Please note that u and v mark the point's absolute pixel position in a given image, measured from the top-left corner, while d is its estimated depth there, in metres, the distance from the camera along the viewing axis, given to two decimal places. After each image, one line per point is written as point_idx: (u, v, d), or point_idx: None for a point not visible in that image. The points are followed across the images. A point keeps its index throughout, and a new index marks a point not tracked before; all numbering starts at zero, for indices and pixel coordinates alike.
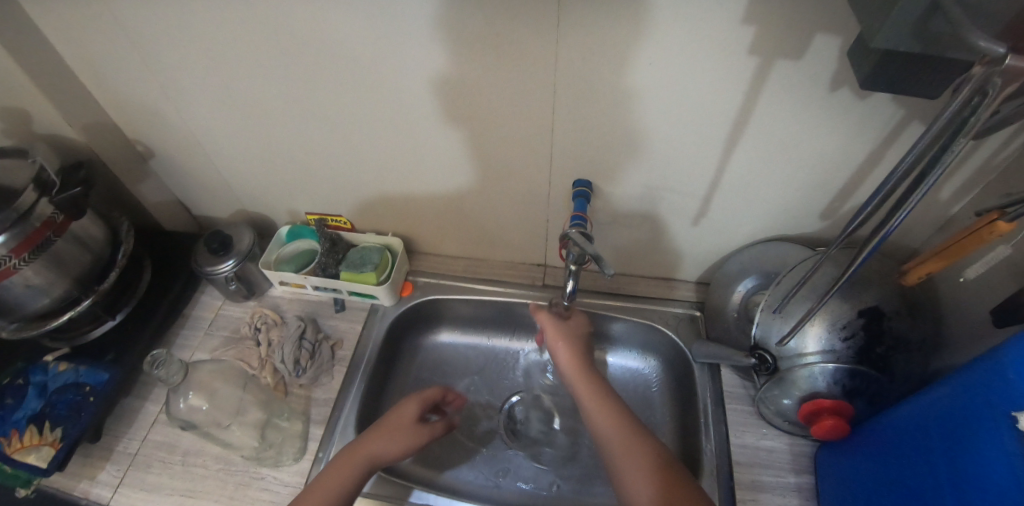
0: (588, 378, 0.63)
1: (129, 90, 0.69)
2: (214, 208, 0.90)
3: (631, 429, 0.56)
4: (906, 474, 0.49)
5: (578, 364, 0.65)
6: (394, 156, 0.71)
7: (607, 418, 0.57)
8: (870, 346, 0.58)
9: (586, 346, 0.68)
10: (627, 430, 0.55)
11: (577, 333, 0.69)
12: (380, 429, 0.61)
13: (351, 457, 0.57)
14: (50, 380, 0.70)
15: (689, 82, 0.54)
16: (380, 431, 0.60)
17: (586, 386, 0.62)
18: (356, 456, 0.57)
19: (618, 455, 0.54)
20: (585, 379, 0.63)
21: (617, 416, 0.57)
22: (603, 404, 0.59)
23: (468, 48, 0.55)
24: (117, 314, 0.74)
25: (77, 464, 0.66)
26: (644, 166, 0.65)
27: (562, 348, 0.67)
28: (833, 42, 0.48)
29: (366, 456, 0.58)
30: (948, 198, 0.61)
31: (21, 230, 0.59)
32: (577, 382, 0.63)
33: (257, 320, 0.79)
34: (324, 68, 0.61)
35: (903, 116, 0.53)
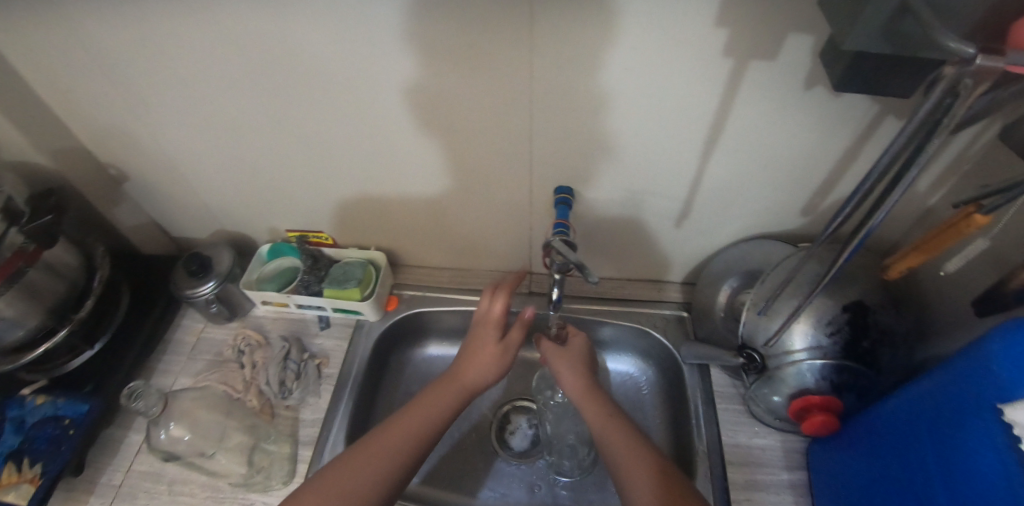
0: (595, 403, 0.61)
1: (98, 114, 0.68)
2: (191, 229, 0.88)
3: (639, 454, 0.54)
4: (897, 467, 0.50)
5: (585, 384, 0.63)
6: (373, 170, 0.70)
7: (620, 442, 0.55)
8: (856, 340, 0.58)
9: (588, 365, 0.67)
10: (637, 455, 0.53)
11: (577, 354, 0.67)
12: (472, 358, 0.65)
13: (450, 386, 0.63)
14: (27, 414, 0.68)
15: (666, 86, 0.54)
16: (473, 358, 0.65)
17: (594, 409, 0.60)
18: (455, 385, 0.63)
19: (631, 484, 0.51)
20: (592, 402, 0.61)
21: (623, 444, 0.55)
22: (611, 430, 0.57)
23: (442, 60, 0.54)
24: (95, 344, 0.71)
25: (60, 499, 0.64)
26: (624, 171, 0.65)
27: (566, 372, 0.65)
28: (805, 42, 0.48)
29: (462, 386, 0.63)
30: (925, 190, 0.62)
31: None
32: (584, 404, 0.61)
33: (241, 342, 0.77)
34: (298, 85, 0.60)
35: (878, 112, 0.53)
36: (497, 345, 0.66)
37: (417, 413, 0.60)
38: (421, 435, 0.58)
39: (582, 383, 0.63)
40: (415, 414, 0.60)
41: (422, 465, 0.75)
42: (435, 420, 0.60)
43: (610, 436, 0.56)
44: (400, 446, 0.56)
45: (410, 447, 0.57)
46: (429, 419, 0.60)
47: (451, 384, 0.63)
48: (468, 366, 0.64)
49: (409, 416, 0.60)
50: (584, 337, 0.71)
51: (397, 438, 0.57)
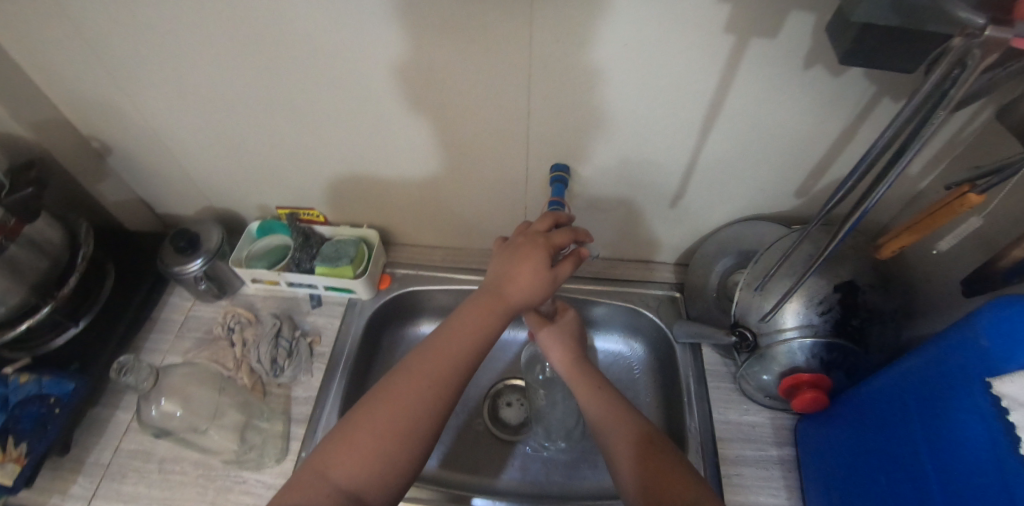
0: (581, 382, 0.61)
1: (79, 85, 0.65)
2: (178, 205, 0.86)
3: (625, 430, 0.54)
4: (885, 440, 0.51)
5: (575, 361, 0.63)
6: (364, 146, 0.69)
7: (606, 418, 0.56)
8: (846, 318, 0.59)
9: (578, 341, 0.67)
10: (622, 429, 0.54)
11: (568, 330, 0.67)
12: (512, 280, 0.55)
13: (491, 308, 0.55)
14: (11, 392, 0.67)
15: (665, 62, 0.53)
16: (512, 280, 0.56)
17: (582, 386, 0.60)
18: (492, 307, 0.55)
19: (619, 459, 0.52)
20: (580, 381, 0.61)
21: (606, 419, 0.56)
22: (598, 405, 0.58)
23: (436, 32, 0.53)
24: (80, 321, 0.70)
25: (47, 478, 0.64)
26: (621, 147, 0.64)
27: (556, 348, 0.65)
28: (807, 19, 0.47)
29: (504, 309, 0.55)
30: (916, 173, 0.62)
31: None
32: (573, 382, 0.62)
33: (230, 319, 0.76)
34: (287, 57, 0.58)
35: (875, 92, 0.53)
36: (544, 275, 0.55)
37: (453, 340, 0.53)
38: (457, 366, 0.52)
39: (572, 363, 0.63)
40: (449, 341, 0.53)
41: (440, 449, 0.75)
42: (473, 344, 0.53)
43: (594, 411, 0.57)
44: (438, 376, 0.51)
45: (449, 373, 0.51)
46: (467, 343, 0.53)
47: (491, 306, 0.55)
48: (506, 290, 0.56)
49: (442, 342, 0.53)
50: (574, 313, 0.70)
51: (430, 368, 0.51)
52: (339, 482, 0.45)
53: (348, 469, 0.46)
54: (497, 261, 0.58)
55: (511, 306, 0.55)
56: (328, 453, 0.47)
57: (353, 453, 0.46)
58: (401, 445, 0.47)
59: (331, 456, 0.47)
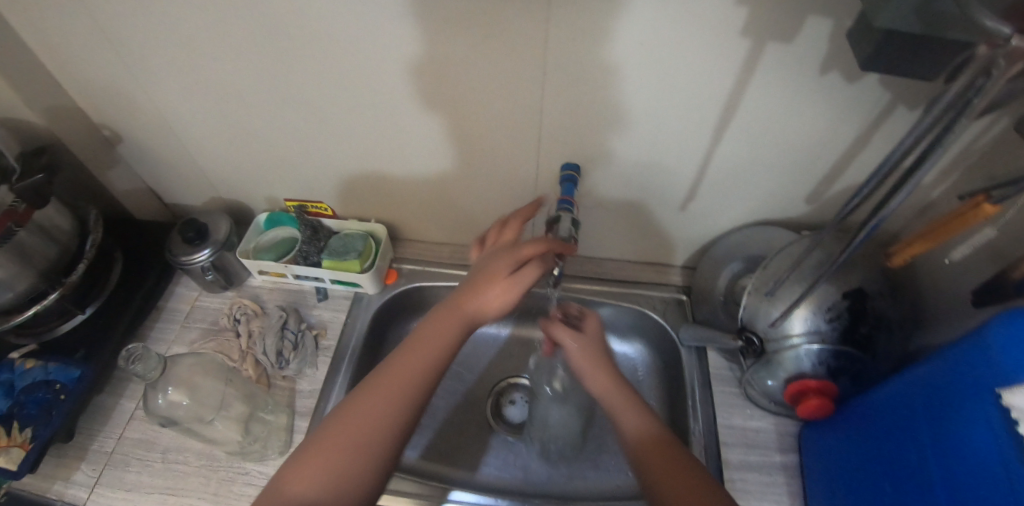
0: (622, 410, 0.56)
1: (92, 73, 0.65)
2: (186, 195, 0.87)
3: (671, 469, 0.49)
4: (892, 449, 0.50)
5: (609, 378, 0.59)
6: (375, 140, 0.69)
7: (650, 455, 0.51)
8: (855, 326, 0.58)
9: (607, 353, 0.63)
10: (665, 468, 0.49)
11: (595, 341, 0.63)
12: (477, 293, 0.56)
13: (453, 321, 0.55)
14: (17, 378, 0.67)
15: (680, 64, 0.53)
16: (479, 290, 0.56)
17: (624, 414, 0.55)
18: (458, 317, 0.55)
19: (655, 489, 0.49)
20: (621, 408, 0.56)
21: (650, 456, 0.51)
22: (641, 437, 0.53)
23: (452, 28, 0.53)
24: (87, 309, 0.71)
25: (50, 465, 0.64)
26: (632, 148, 0.64)
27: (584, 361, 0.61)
28: (825, 24, 0.47)
29: (466, 319, 0.55)
30: (929, 182, 0.62)
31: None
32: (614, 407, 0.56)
33: (236, 311, 0.76)
34: (300, 50, 0.58)
35: (891, 99, 0.53)
36: (511, 285, 0.55)
37: (415, 354, 0.53)
38: (420, 377, 0.52)
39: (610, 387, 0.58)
40: (409, 358, 0.52)
41: (421, 441, 0.75)
42: (438, 354, 0.53)
43: (640, 446, 0.52)
44: (403, 390, 0.51)
45: (412, 389, 0.51)
46: (432, 354, 0.53)
47: (456, 316, 0.55)
48: (473, 301, 0.56)
49: (407, 354, 0.53)
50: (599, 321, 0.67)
51: (393, 382, 0.51)
52: (294, 497, 0.44)
53: (302, 483, 0.45)
54: (469, 276, 0.59)
55: (475, 315, 0.56)
56: (289, 467, 0.47)
57: (310, 466, 0.46)
58: (359, 460, 0.47)
59: (290, 471, 0.46)
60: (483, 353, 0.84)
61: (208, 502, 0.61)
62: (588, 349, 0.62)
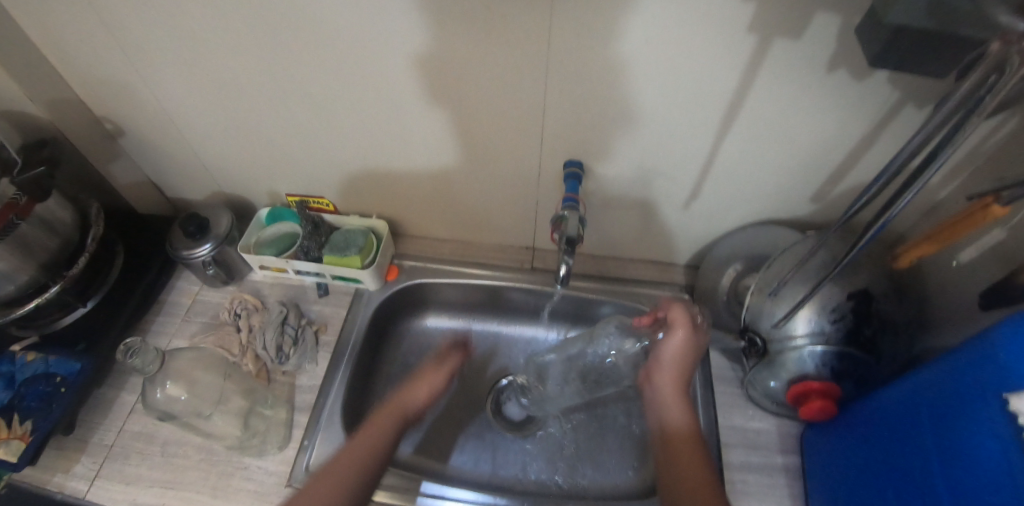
0: (675, 425, 0.52)
1: (93, 65, 0.65)
2: (188, 189, 0.86)
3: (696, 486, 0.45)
4: (897, 451, 0.49)
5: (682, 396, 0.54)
6: (377, 136, 0.69)
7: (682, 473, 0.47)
8: (859, 328, 0.57)
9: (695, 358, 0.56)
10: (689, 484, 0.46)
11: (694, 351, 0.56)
12: (406, 393, 0.60)
13: (386, 418, 0.56)
14: (18, 370, 0.67)
15: (684, 61, 0.52)
16: (415, 387, 0.61)
17: (677, 432, 0.51)
18: (395, 409, 0.58)
19: None
20: (679, 422, 0.52)
21: (678, 476, 0.47)
22: (679, 457, 0.49)
23: (454, 22, 0.52)
24: (88, 302, 0.71)
25: (51, 457, 0.64)
26: (637, 145, 0.63)
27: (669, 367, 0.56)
28: (833, 21, 0.46)
29: (400, 412, 0.58)
30: (937, 183, 0.61)
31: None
32: (669, 419, 0.52)
33: (237, 305, 0.76)
34: (301, 44, 0.57)
35: (899, 98, 0.52)
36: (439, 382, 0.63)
37: (355, 447, 0.52)
38: (363, 469, 0.50)
39: (678, 396, 0.53)
40: (352, 448, 0.52)
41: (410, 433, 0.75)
42: (381, 442, 0.53)
43: (673, 468, 0.48)
44: (355, 472, 0.50)
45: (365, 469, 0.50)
46: (373, 440, 0.53)
47: (395, 410, 0.57)
48: (407, 398, 0.59)
49: (348, 448, 0.52)
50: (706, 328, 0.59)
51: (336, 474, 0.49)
52: None
53: None
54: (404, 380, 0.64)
55: (408, 410, 0.58)
56: None
57: None
58: None
59: None
60: (483, 350, 0.84)
61: (207, 496, 0.61)
62: (678, 350, 0.56)
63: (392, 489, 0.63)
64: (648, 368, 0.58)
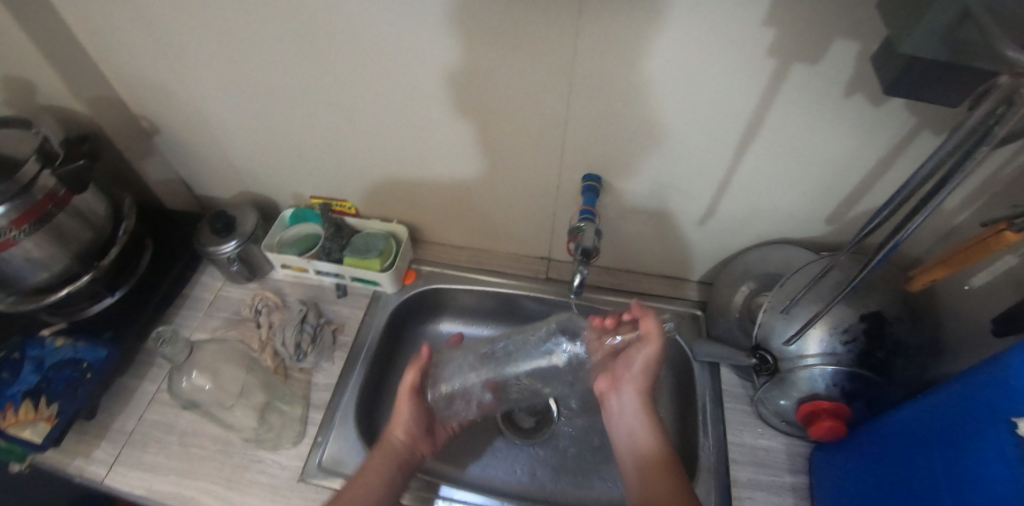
0: (639, 433, 0.60)
1: (136, 66, 0.68)
2: (217, 188, 0.89)
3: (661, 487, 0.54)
4: (911, 476, 0.48)
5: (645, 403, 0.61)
6: (402, 143, 0.71)
7: (651, 479, 0.55)
8: (870, 350, 0.58)
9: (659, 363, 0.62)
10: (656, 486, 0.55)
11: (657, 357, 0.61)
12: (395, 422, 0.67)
13: (385, 450, 0.63)
14: (47, 355, 0.70)
15: (704, 81, 0.54)
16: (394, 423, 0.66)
17: (644, 439, 0.60)
18: (386, 448, 0.63)
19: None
20: (643, 431, 0.60)
21: (642, 479, 0.56)
22: (648, 459, 0.58)
23: (484, 38, 0.54)
24: (116, 292, 0.74)
25: (72, 441, 0.66)
26: (657, 161, 0.65)
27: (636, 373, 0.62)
28: (851, 47, 0.47)
29: (399, 442, 0.65)
30: (952, 208, 0.61)
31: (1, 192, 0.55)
32: (635, 427, 0.61)
33: (258, 302, 0.78)
34: (336, 53, 0.60)
35: (915, 125, 0.53)
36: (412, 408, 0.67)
37: (363, 477, 0.59)
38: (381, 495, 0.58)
39: (643, 405, 0.61)
40: (359, 480, 0.59)
41: None
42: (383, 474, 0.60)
43: (641, 470, 0.57)
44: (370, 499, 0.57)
45: (380, 495, 0.58)
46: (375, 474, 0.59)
47: (386, 450, 0.63)
48: (390, 434, 0.66)
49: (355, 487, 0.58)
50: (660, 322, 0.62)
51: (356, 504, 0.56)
52: None
53: None
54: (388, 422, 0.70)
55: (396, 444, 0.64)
56: None
57: None
58: None
59: None
60: None
61: (221, 486, 0.62)
62: (646, 361, 0.61)
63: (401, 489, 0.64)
64: (615, 376, 0.65)
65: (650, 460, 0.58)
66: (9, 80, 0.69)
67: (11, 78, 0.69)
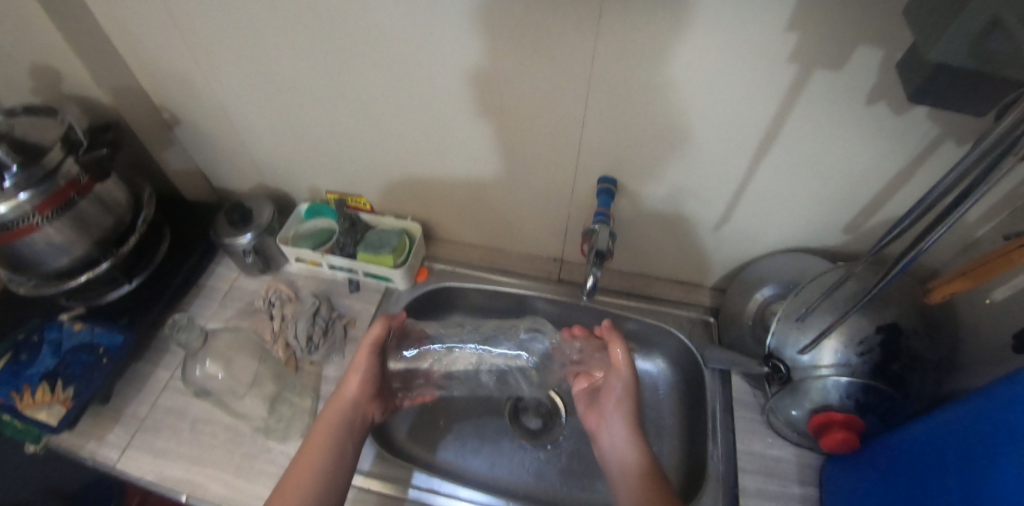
0: (627, 454, 0.59)
1: (161, 58, 0.69)
2: (235, 180, 0.91)
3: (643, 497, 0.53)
4: (922, 493, 0.47)
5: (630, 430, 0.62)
6: (419, 140, 0.71)
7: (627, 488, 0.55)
8: (886, 363, 0.57)
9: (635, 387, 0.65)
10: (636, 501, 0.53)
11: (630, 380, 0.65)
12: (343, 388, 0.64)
13: (332, 418, 0.60)
14: (65, 338, 0.72)
15: (723, 85, 0.54)
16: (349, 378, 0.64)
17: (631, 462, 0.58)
18: (339, 402, 0.62)
19: None
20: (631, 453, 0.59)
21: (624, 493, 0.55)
22: (631, 478, 0.56)
23: (504, 40, 0.55)
24: (134, 279, 0.74)
25: (86, 425, 0.67)
26: (673, 165, 0.65)
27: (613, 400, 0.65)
28: (875, 54, 0.47)
29: (345, 406, 0.62)
30: (974, 221, 0.61)
31: (24, 176, 0.57)
32: (622, 450, 0.60)
33: (272, 294, 0.79)
34: (356, 48, 0.60)
35: (938, 134, 0.53)
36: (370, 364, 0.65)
37: (310, 448, 0.56)
38: (333, 449, 0.57)
39: (629, 431, 0.61)
40: (306, 454, 0.56)
41: (426, 433, 0.77)
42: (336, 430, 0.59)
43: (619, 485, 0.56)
44: (322, 469, 0.55)
45: (333, 464, 0.56)
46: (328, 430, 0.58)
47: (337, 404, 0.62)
48: (344, 388, 0.63)
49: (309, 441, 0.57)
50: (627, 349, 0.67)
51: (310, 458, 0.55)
52: None
53: None
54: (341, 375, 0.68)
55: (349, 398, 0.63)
56: None
57: None
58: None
59: None
60: None
61: (230, 475, 0.63)
62: (623, 387, 0.65)
63: (386, 479, 0.65)
64: (601, 410, 0.66)
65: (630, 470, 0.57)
66: (37, 68, 0.71)
67: (40, 67, 0.71)
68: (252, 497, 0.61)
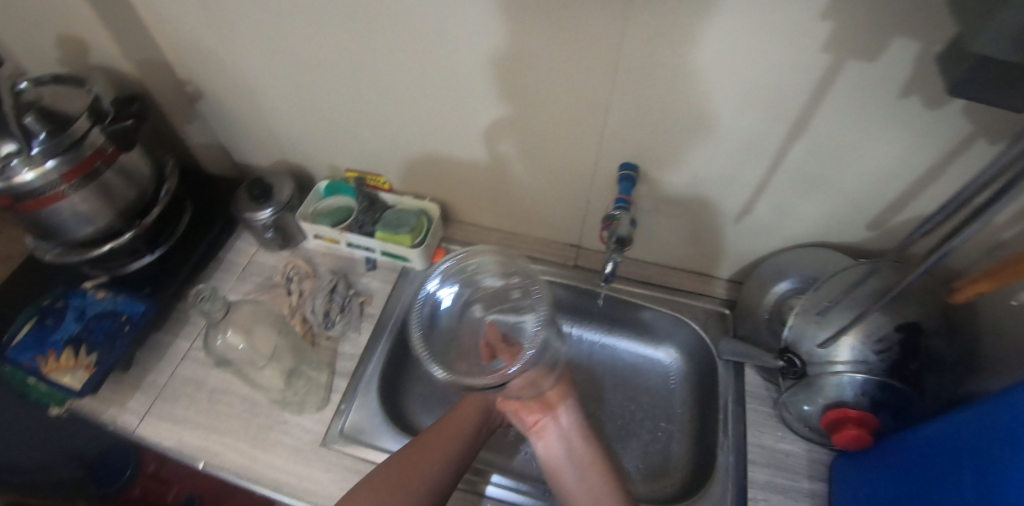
0: (581, 450, 0.59)
1: (184, 31, 0.69)
2: (255, 155, 0.91)
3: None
4: (934, 490, 0.46)
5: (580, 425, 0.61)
6: (439, 120, 0.71)
7: (596, 483, 0.55)
8: (904, 361, 0.56)
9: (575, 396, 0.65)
10: None
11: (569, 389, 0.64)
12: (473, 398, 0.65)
13: (456, 424, 0.61)
14: (88, 306, 0.74)
15: (753, 72, 0.52)
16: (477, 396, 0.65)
17: (591, 461, 0.57)
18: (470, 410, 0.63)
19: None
20: (585, 447, 0.59)
21: (596, 488, 0.55)
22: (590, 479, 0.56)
23: (530, 22, 0.54)
24: (155, 251, 0.76)
25: (108, 390, 0.69)
26: (694, 155, 0.64)
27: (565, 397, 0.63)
28: (911, 45, 0.46)
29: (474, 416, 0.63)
30: (1002, 222, 0.59)
31: (53, 143, 0.58)
32: (579, 448, 0.59)
33: (291, 270, 0.80)
34: (378, 25, 0.60)
35: (971, 131, 0.51)
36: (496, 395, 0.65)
37: (430, 447, 0.57)
38: (453, 450, 0.58)
39: (580, 429, 0.61)
40: (429, 446, 0.58)
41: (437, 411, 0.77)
42: (461, 435, 0.60)
43: (585, 481, 0.56)
44: (442, 463, 0.56)
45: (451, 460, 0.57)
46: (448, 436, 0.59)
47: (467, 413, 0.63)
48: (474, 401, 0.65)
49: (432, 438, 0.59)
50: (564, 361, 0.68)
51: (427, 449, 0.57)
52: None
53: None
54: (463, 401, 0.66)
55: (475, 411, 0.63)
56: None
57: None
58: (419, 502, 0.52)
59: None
60: None
61: (246, 444, 0.64)
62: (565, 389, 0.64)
63: None
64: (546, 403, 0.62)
65: (588, 467, 0.57)
66: (64, 38, 0.71)
67: (66, 37, 0.71)
68: (267, 467, 0.63)
